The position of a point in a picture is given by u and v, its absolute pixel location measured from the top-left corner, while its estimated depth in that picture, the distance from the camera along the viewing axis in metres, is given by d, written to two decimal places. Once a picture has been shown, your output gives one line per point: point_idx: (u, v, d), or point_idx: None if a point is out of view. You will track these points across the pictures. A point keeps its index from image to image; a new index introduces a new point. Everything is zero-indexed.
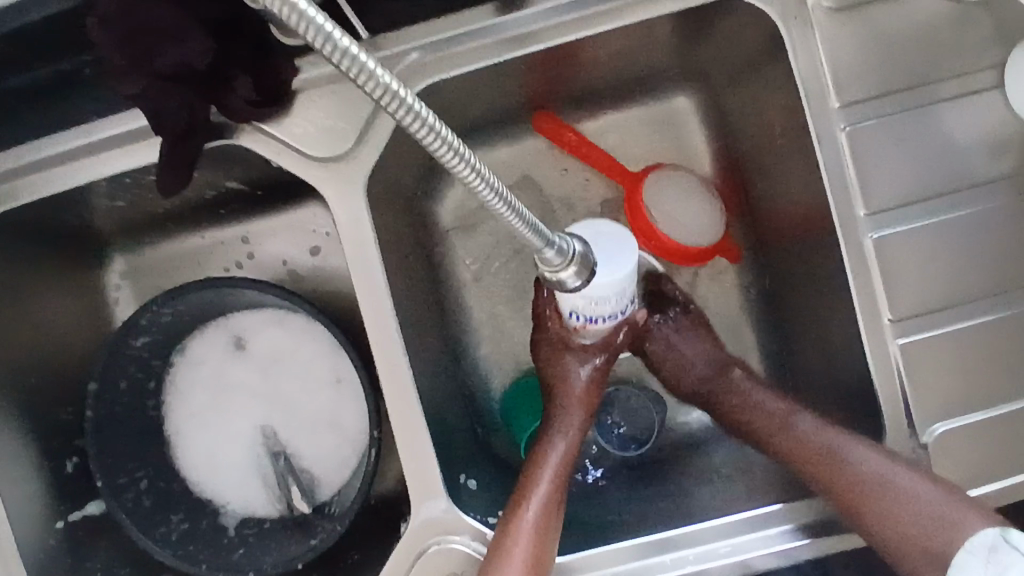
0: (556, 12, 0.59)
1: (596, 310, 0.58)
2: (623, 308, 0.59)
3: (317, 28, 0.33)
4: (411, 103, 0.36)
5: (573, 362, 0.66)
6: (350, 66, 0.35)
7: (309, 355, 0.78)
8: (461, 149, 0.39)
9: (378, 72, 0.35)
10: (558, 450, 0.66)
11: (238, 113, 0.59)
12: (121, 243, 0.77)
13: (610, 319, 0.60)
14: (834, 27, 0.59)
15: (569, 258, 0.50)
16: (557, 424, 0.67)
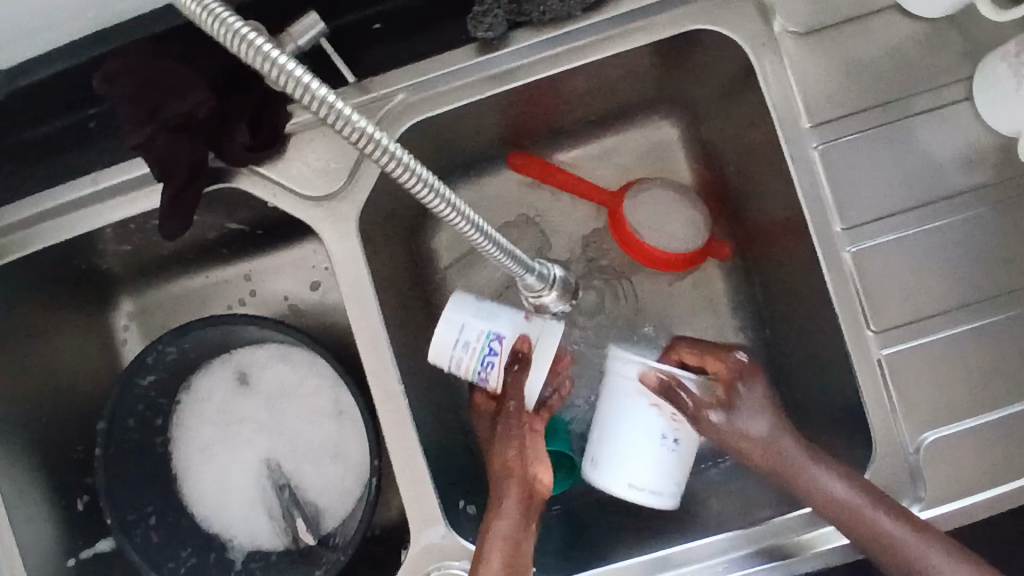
0: (537, 49, 0.62)
1: (459, 364, 0.62)
2: (484, 349, 0.62)
3: (295, 80, 0.37)
4: (385, 145, 0.39)
5: (487, 424, 0.67)
6: (328, 113, 0.38)
7: (311, 389, 0.79)
8: (436, 186, 0.42)
9: (355, 118, 0.39)
10: (503, 512, 0.59)
11: (236, 158, 0.60)
12: (129, 285, 0.80)
13: (488, 366, 0.62)
14: (803, 51, 0.61)
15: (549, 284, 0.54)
16: (497, 495, 0.60)
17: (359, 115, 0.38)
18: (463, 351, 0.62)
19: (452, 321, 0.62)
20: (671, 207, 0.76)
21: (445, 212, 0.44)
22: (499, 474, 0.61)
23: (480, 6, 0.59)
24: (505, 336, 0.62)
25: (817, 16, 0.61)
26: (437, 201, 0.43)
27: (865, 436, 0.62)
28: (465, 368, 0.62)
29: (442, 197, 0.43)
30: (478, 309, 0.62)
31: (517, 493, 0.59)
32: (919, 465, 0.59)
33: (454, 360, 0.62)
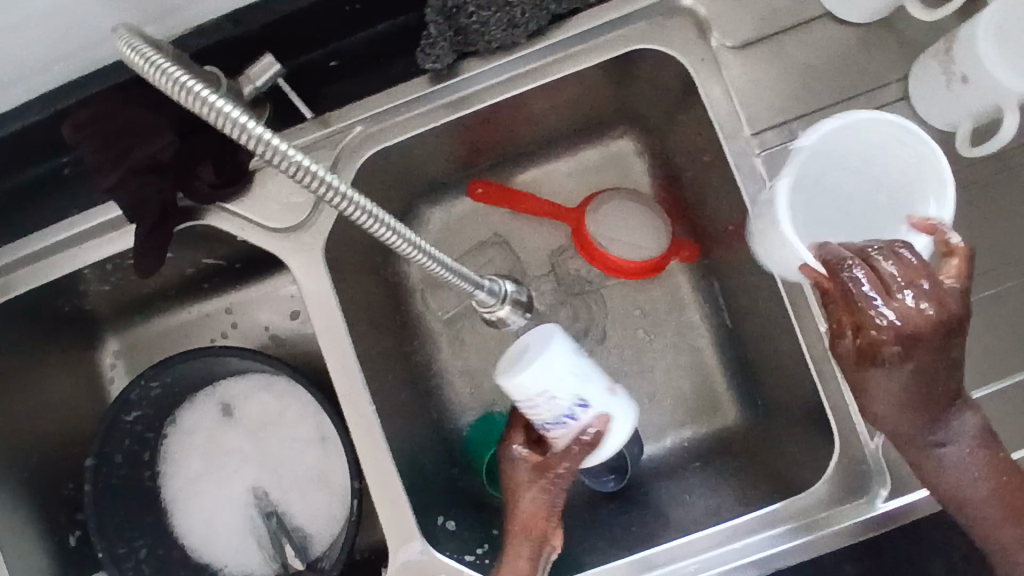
0: (487, 75, 0.65)
1: (531, 408, 0.59)
2: (563, 415, 0.59)
3: (234, 121, 0.41)
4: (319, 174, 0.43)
5: (521, 471, 0.62)
6: (264, 149, 0.42)
7: (293, 416, 0.81)
8: (371, 210, 0.46)
9: (291, 152, 0.42)
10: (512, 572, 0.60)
11: (204, 196, 0.64)
12: (113, 324, 0.82)
13: (556, 425, 0.60)
14: (741, 62, 0.63)
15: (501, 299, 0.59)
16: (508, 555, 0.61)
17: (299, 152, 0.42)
18: (540, 397, 0.57)
19: (553, 370, 0.57)
20: (631, 215, 0.79)
21: (388, 237, 0.47)
22: (516, 530, 0.61)
23: (426, 39, 0.61)
24: (591, 410, 0.59)
25: (754, 28, 0.63)
26: (379, 227, 0.46)
27: (829, 431, 0.63)
28: (532, 408, 0.59)
29: (384, 223, 0.47)
30: (576, 370, 0.58)
31: (529, 557, 0.60)
32: (880, 454, 0.61)
33: (529, 400, 0.58)
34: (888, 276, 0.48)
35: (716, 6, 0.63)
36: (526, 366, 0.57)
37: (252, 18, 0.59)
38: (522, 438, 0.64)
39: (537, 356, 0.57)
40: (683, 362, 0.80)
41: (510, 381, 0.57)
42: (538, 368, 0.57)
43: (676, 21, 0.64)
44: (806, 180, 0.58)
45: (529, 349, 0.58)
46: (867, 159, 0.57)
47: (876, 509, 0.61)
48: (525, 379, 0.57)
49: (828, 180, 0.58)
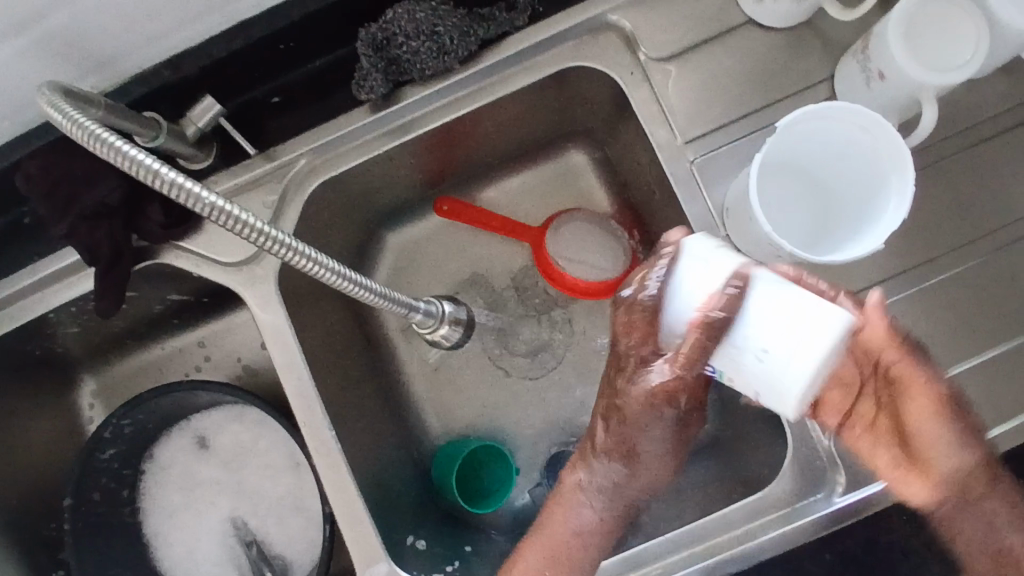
0: (425, 101, 0.67)
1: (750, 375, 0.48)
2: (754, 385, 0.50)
3: (146, 167, 0.44)
4: (233, 213, 0.45)
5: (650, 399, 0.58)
6: (177, 193, 0.44)
7: (267, 445, 0.82)
8: (289, 242, 0.48)
9: (204, 193, 0.45)
10: (595, 496, 0.64)
11: (154, 236, 0.66)
12: (89, 365, 0.85)
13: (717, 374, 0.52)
14: (671, 72, 0.65)
15: (440, 319, 0.63)
16: (593, 489, 0.65)
17: (204, 190, 0.44)
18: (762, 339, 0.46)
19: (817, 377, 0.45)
20: (584, 230, 0.80)
21: (305, 265, 0.49)
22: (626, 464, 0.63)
23: (360, 71, 0.64)
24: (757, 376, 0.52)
25: (680, 38, 0.65)
26: (294, 257, 0.49)
27: (782, 428, 0.64)
28: (751, 315, 0.46)
29: (300, 252, 0.49)
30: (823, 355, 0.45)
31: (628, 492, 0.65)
32: (834, 450, 0.62)
33: (768, 325, 0.45)
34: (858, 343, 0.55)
35: (641, 20, 0.65)
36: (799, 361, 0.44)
37: (189, 62, 0.61)
38: (688, 374, 0.52)
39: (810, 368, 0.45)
40: None
41: (802, 312, 0.44)
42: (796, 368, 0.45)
43: (605, 37, 0.66)
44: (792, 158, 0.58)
45: (825, 376, 0.45)
46: (845, 151, 0.56)
47: (832, 505, 0.62)
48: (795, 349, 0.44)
49: (813, 163, 0.58)
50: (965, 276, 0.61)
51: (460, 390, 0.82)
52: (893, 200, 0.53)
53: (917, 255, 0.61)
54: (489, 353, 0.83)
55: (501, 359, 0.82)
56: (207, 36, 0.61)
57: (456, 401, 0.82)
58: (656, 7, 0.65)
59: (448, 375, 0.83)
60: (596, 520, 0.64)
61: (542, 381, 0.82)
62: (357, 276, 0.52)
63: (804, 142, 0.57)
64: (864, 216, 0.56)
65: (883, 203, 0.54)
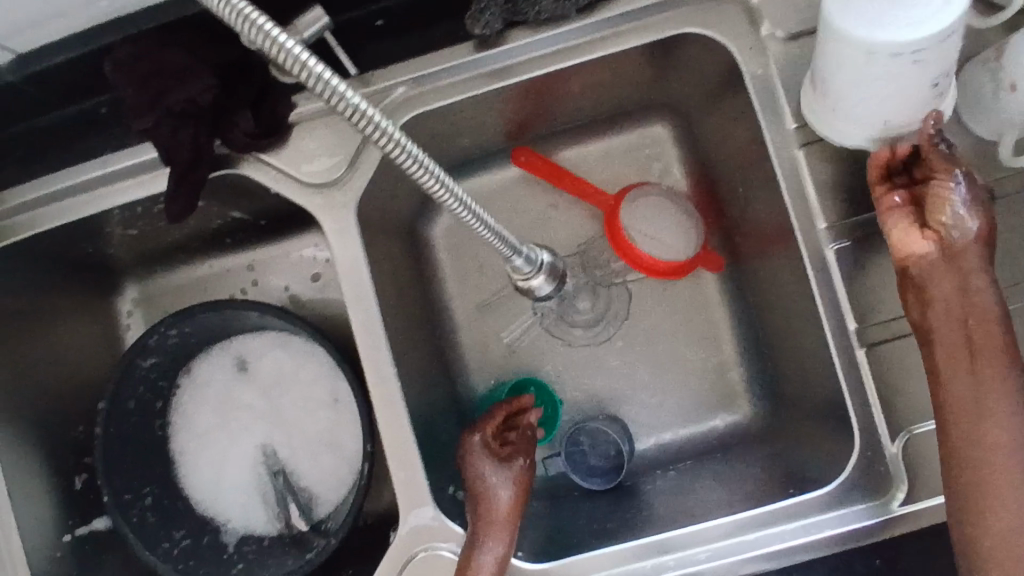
0: (531, 47, 0.65)
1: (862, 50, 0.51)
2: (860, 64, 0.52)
3: (292, 56, 0.39)
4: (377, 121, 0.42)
5: (488, 460, 0.65)
6: (323, 90, 0.40)
7: (309, 376, 0.81)
8: (422, 159, 0.45)
9: (349, 94, 0.41)
10: (484, 551, 0.60)
11: (237, 144, 0.63)
12: (135, 272, 0.83)
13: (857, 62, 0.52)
14: (789, 54, 0.63)
15: (538, 268, 0.60)
16: (475, 547, 0.61)
17: (324, 69, 0.39)
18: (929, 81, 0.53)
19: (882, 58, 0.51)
20: (664, 210, 0.79)
21: (413, 170, 0.45)
22: (487, 509, 0.63)
23: (477, 4, 0.61)
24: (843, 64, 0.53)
25: (803, 20, 0.63)
26: (403, 156, 0.44)
27: (849, 429, 0.64)
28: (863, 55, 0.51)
29: (412, 156, 0.44)
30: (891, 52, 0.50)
31: (504, 533, 0.62)
32: (900, 458, 0.62)
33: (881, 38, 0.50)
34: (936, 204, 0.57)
35: None
36: (864, 93, 0.55)
37: None
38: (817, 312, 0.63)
39: (885, 75, 0.52)
40: (699, 354, 0.81)
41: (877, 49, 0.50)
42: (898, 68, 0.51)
43: (726, 7, 0.64)
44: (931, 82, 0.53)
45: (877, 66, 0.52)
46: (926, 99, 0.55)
47: (893, 513, 0.61)
48: (890, 103, 0.55)
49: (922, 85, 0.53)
50: None
51: (509, 349, 0.82)
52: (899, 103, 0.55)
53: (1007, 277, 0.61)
54: (542, 319, 0.82)
55: (555, 326, 0.82)
56: None
57: (505, 360, 0.82)
58: None
59: (500, 331, 0.82)
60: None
61: (595, 353, 0.82)
62: (463, 193, 0.48)
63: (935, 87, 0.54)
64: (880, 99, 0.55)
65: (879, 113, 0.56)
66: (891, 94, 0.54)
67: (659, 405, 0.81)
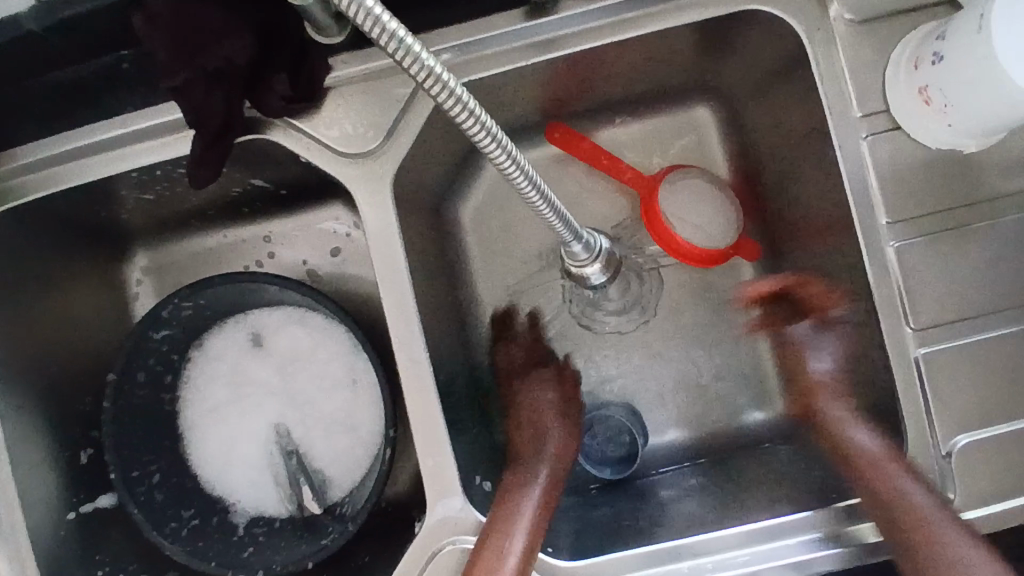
0: (585, 18, 0.61)
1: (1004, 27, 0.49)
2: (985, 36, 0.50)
3: (368, 13, 0.35)
4: (454, 87, 0.38)
5: (539, 392, 0.73)
6: (400, 51, 0.36)
7: (327, 355, 0.77)
8: (496, 132, 0.41)
9: (425, 55, 0.37)
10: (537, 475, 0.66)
11: (271, 110, 0.60)
12: (147, 239, 0.79)
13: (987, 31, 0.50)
14: (855, 40, 0.60)
15: (595, 256, 0.58)
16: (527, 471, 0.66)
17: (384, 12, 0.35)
18: (988, 117, 0.54)
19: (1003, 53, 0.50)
20: (706, 199, 0.75)
21: (485, 143, 0.41)
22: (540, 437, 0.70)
23: None
24: (982, 27, 0.51)
25: (872, 6, 0.60)
26: (474, 126, 0.40)
27: (898, 436, 0.61)
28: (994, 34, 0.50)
29: (480, 122, 0.40)
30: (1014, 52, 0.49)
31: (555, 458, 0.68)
32: (950, 467, 0.60)
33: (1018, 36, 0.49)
34: (798, 354, 0.71)
35: None
36: (957, 72, 0.53)
37: None
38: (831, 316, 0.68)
39: (985, 73, 0.51)
40: (732, 349, 0.79)
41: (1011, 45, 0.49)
42: (1002, 104, 0.52)
43: None
44: (989, 122, 0.54)
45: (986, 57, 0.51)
46: (974, 128, 0.56)
47: None
48: (964, 102, 0.54)
49: (984, 115, 0.54)
50: None
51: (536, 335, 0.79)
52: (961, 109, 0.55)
53: None
54: (571, 306, 0.79)
55: (584, 314, 0.79)
56: None
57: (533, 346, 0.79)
58: None
59: (527, 317, 0.79)
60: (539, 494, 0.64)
61: (626, 343, 0.79)
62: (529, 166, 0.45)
63: (981, 127, 0.55)
64: (958, 94, 0.54)
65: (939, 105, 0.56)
66: (972, 97, 0.53)
67: (688, 400, 0.79)
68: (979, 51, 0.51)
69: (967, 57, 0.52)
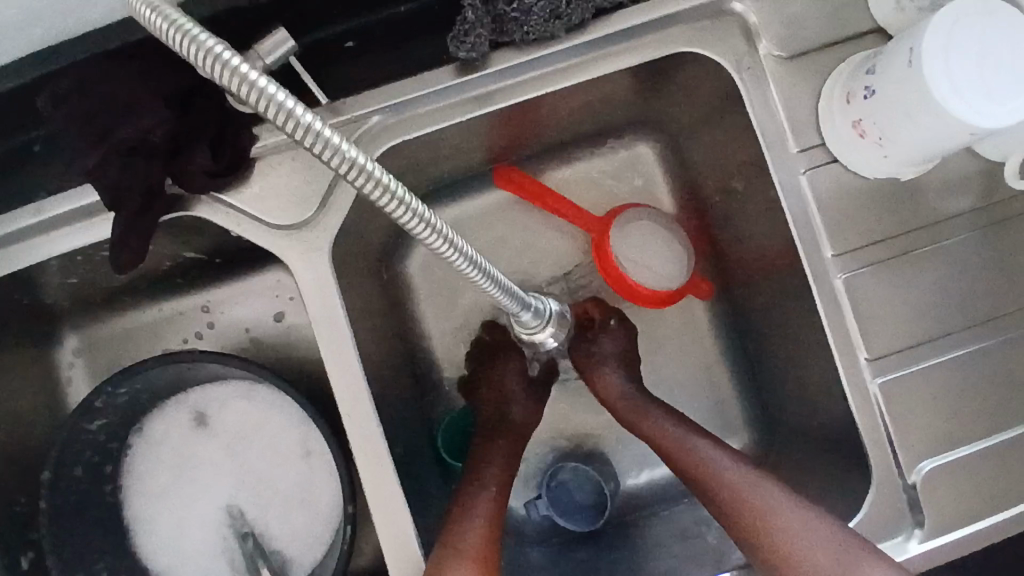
0: (519, 69, 0.59)
1: (935, 66, 0.50)
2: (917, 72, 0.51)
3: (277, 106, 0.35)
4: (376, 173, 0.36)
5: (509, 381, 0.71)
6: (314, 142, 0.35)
7: (276, 428, 0.74)
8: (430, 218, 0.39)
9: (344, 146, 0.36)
10: (488, 475, 0.64)
11: (196, 184, 0.56)
12: (76, 320, 0.74)
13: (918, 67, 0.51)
14: (788, 73, 0.60)
15: (545, 320, 0.56)
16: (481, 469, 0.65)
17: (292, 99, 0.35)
18: (925, 148, 0.55)
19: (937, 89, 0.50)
20: (656, 240, 0.75)
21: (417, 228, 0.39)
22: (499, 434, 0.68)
23: (462, 25, 0.56)
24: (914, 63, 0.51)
25: (801, 40, 0.60)
26: (408, 217, 0.38)
27: (864, 466, 0.61)
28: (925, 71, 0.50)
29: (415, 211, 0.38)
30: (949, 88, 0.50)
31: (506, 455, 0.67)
32: (918, 495, 0.59)
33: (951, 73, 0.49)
34: (592, 359, 0.72)
35: (765, 11, 0.60)
36: (889, 106, 0.54)
37: None
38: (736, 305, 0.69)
39: (918, 108, 0.52)
40: (693, 384, 0.78)
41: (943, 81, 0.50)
42: (937, 136, 0.52)
43: (724, 23, 0.60)
44: (923, 151, 0.55)
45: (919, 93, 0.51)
46: (908, 157, 0.56)
47: (911, 551, 0.59)
48: (900, 134, 0.55)
49: (920, 146, 0.54)
50: None
51: None
52: (895, 142, 0.55)
53: (997, 306, 0.61)
54: None
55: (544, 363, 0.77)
56: None
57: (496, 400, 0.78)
58: None
59: None
60: (492, 496, 0.63)
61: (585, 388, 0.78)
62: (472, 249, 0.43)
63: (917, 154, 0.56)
64: (892, 128, 0.55)
65: (874, 140, 0.56)
66: (906, 131, 0.54)
67: None
68: (912, 88, 0.51)
69: (901, 93, 0.53)
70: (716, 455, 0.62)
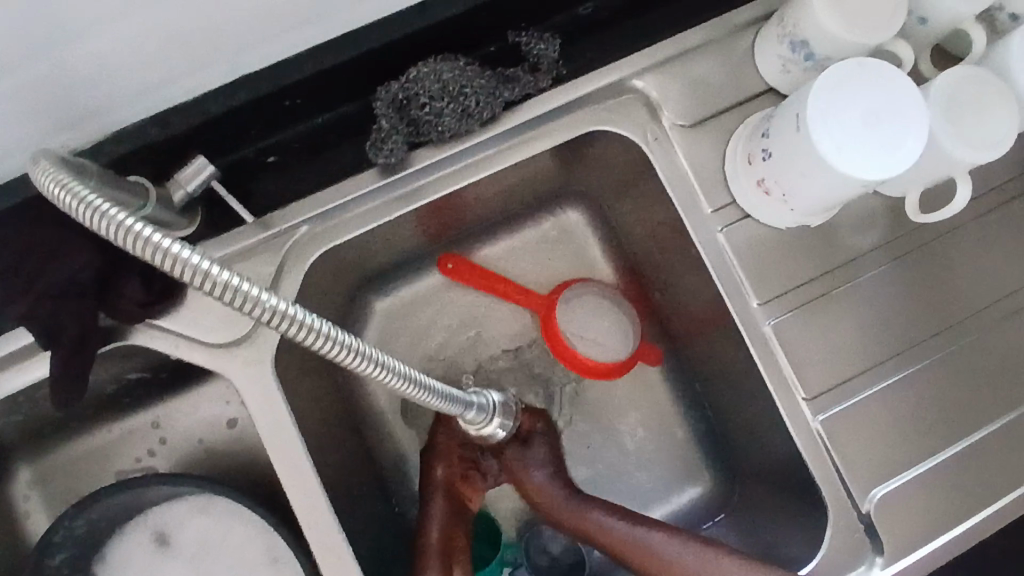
0: (440, 163, 0.62)
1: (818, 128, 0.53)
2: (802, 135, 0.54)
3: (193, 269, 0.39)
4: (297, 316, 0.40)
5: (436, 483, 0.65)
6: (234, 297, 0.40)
7: (240, 540, 0.72)
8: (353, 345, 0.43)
9: (265, 297, 0.40)
10: None
11: (130, 315, 0.57)
12: (26, 452, 0.73)
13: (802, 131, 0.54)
14: (692, 139, 0.64)
15: (491, 414, 0.58)
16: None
17: (192, 252, 0.39)
18: (825, 201, 0.58)
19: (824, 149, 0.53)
20: (603, 313, 0.77)
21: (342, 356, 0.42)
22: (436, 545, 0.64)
23: (379, 134, 0.61)
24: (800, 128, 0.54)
25: (700, 107, 0.64)
26: (334, 348, 0.42)
27: (819, 501, 0.63)
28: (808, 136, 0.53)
29: (330, 338, 0.42)
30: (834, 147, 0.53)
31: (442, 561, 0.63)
32: (874, 523, 0.61)
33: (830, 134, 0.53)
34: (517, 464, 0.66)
35: (663, 86, 0.64)
36: (785, 167, 0.57)
37: (187, 117, 0.57)
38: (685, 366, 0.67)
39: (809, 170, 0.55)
40: (651, 436, 0.79)
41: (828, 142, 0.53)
42: (833, 191, 0.56)
43: (627, 99, 0.64)
44: (825, 203, 0.58)
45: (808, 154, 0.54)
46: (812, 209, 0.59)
47: None
48: (801, 191, 0.58)
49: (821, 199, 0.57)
50: (966, 349, 0.65)
51: None
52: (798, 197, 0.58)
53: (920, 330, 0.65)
54: None
55: None
56: (209, 87, 0.56)
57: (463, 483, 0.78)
58: (677, 70, 0.64)
59: None
60: None
61: None
62: (403, 366, 0.46)
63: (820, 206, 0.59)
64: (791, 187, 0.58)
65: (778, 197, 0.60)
66: (806, 188, 0.57)
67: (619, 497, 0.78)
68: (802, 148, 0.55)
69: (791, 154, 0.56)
70: (675, 547, 0.62)
